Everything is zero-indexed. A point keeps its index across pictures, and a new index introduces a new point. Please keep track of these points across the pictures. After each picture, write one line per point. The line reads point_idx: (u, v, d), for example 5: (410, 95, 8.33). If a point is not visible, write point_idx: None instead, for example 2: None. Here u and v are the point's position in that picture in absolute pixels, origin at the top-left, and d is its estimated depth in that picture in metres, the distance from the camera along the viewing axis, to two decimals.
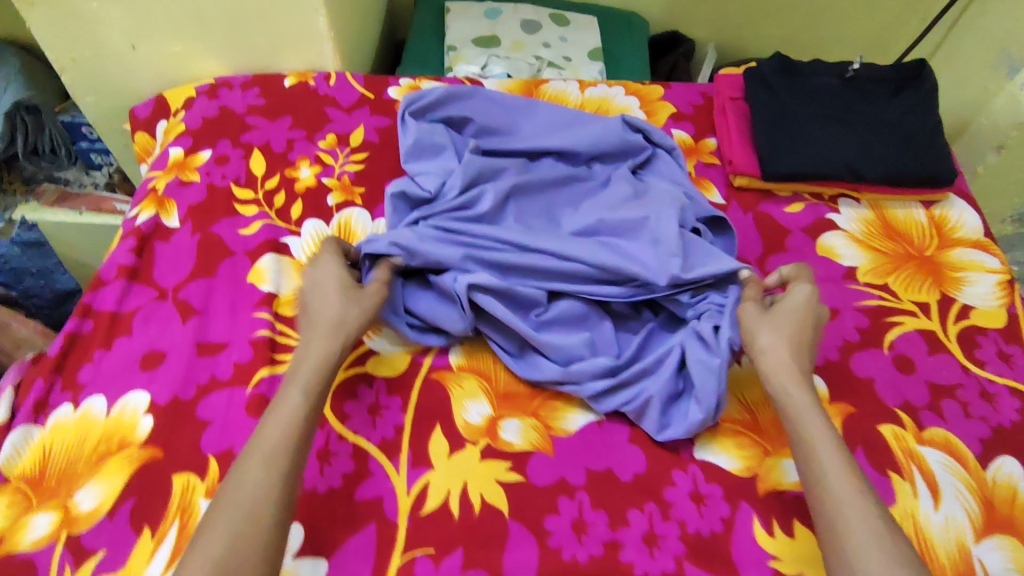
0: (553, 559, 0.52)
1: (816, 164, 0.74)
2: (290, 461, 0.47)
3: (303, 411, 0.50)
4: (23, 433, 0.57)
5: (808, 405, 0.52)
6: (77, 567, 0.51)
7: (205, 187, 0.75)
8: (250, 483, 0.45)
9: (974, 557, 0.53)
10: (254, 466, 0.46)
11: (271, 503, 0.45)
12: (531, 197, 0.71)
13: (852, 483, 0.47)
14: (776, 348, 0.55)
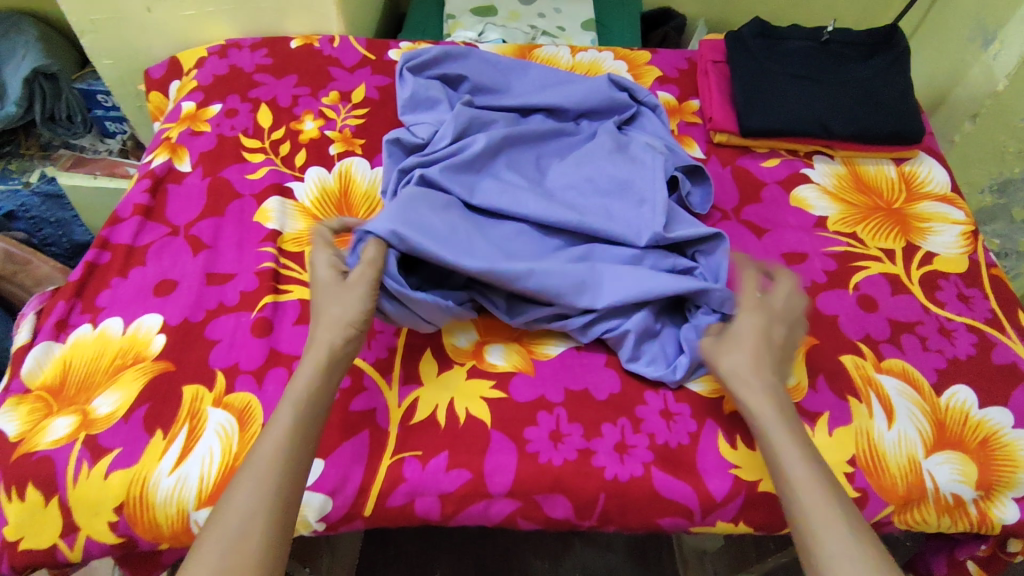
0: (530, 462, 0.56)
1: (789, 122, 0.79)
2: (282, 477, 0.46)
3: (296, 426, 0.48)
4: (45, 349, 0.62)
5: (777, 419, 0.50)
6: (95, 463, 0.55)
7: (215, 137, 0.80)
8: (243, 503, 0.44)
9: (924, 470, 0.58)
10: (245, 485, 0.45)
11: (265, 521, 0.44)
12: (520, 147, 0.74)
13: (820, 492, 0.46)
14: (745, 365, 0.53)
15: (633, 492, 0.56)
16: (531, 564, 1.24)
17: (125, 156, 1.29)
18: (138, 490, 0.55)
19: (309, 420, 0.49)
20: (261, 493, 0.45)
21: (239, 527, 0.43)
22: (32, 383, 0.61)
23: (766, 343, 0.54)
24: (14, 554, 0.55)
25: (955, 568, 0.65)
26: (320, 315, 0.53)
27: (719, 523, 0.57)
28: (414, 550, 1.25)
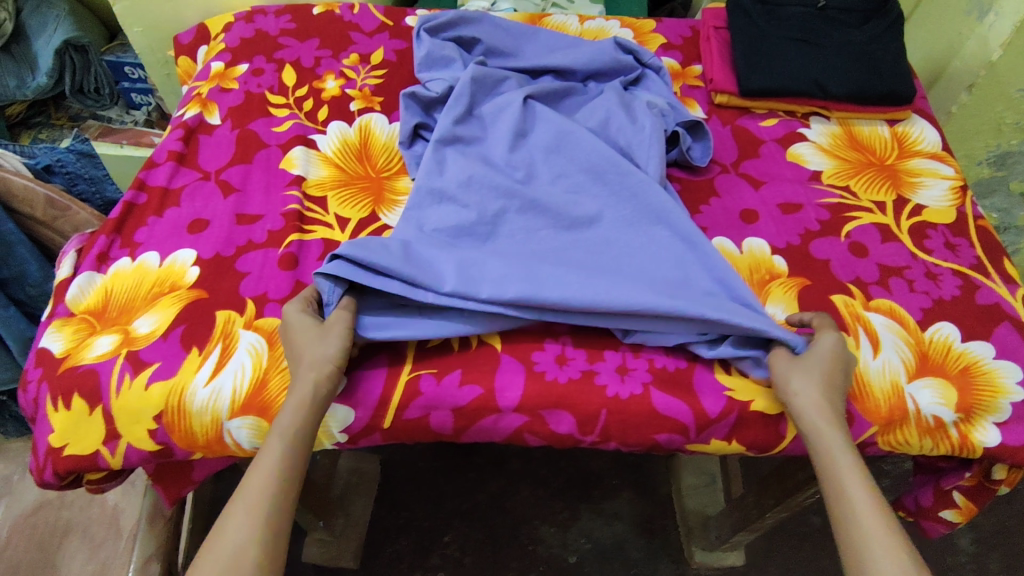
0: (537, 380, 0.60)
1: (786, 82, 0.83)
2: (275, 506, 0.49)
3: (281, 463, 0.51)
4: (88, 278, 0.67)
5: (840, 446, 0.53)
6: (136, 374, 0.60)
7: (243, 93, 0.84)
8: (233, 529, 0.47)
9: (906, 393, 0.61)
10: (235, 517, 0.48)
11: (257, 550, 0.47)
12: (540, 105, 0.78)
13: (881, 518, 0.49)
14: (809, 390, 0.55)
15: (632, 408, 0.60)
16: (538, 530, 1.28)
17: (151, 126, 1.34)
18: (175, 401, 0.59)
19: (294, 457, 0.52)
20: (251, 520, 0.48)
21: (229, 556, 0.46)
22: (76, 307, 0.66)
23: (841, 374, 0.57)
24: (58, 459, 0.60)
25: (941, 498, 0.68)
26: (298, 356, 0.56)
27: (712, 440, 0.61)
28: (425, 515, 1.29)
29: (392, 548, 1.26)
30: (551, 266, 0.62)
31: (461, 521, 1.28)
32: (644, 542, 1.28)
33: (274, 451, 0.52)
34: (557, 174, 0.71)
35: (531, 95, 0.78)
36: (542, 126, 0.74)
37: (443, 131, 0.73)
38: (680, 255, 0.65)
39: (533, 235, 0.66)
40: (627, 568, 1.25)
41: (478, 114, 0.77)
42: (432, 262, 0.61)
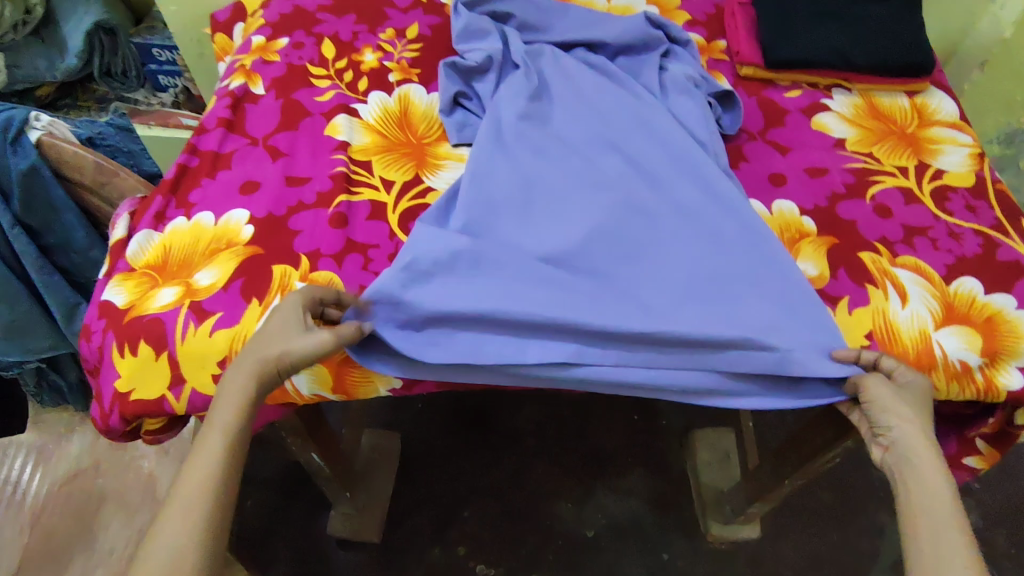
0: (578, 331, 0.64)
1: (811, 53, 0.86)
2: (211, 508, 0.50)
3: (222, 460, 0.52)
4: (146, 235, 0.70)
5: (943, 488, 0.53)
6: (200, 323, 0.62)
7: (285, 65, 0.87)
8: (171, 530, 0.49)
9: (935, 340, 0.64)
10: (173, 517, 0.49)
11: (196, 551, 0.48)
12: (583, 81, 0.81)
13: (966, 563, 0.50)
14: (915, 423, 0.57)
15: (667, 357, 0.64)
16: (555, 505, 1.31)
17: (178, 108, 1.37)
18: (239, 346, 0.62)
19: (234, 456, 0.53)
20: (188, 522, 0.49)
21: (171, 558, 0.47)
22: (136, 263, 0.68)
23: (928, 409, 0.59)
24: (125, 404, 0.62)
25: (964, 446, 0.71)
26: (247, 355, 0.57)
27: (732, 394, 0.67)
28: (444, 491, 1.32)
29: (412, 523, 1.28)
30: (621, 256, 0.68)
31: (479, 498, 1.31)
32: (658, 517, 1.31)
33: (218, 448, 0.53)
34: (618, 161, 0.74)
35: (601, 81, 0.81)
36: (611, 110, 0.78)
37: (513, 110, 0.77)
38: (753, 257, 0.67)
39: (601, 218, 0.69)
40: (643, 542, 1.28)
41: (547, 91, 0.81)
42: (507, 247, 0.67)
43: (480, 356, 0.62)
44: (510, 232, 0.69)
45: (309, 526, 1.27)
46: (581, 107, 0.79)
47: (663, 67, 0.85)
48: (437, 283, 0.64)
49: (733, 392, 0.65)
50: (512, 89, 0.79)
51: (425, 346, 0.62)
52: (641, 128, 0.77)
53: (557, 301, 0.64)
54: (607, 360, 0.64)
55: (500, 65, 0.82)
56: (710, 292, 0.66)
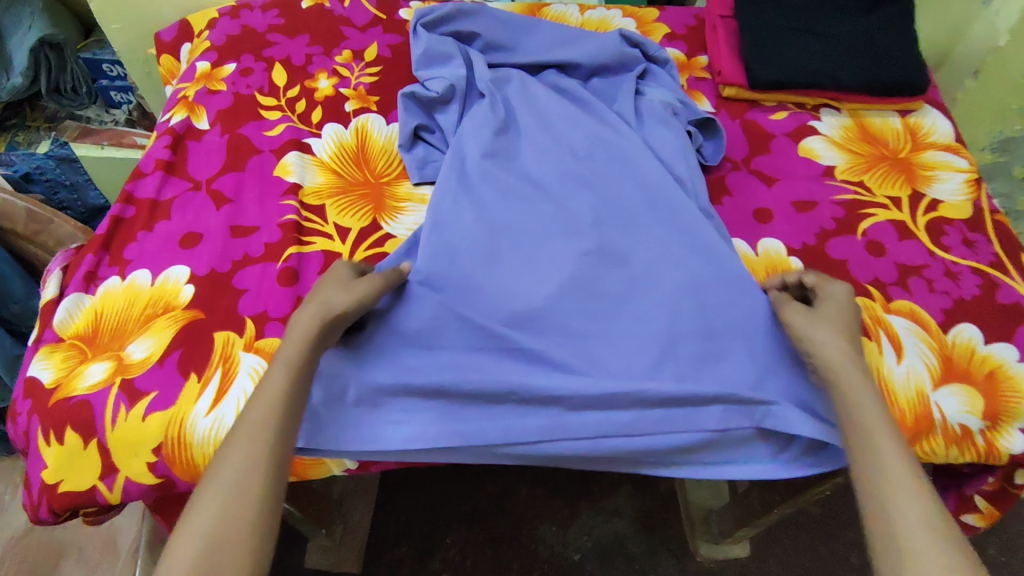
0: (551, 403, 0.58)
1: (797, 74, 0.80)
2: (276, 445, 0.46)
3: (286, 396, 0.49)
4: (75, 300, 0.64)
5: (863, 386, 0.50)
6: (131, 405, 0.57)
7: (231, 95, 0.80)
8: (237, 463, 0.45)
9: (933, 402, 0.60)
10: (237, 452, 0.45)
11: (260, 486, 0.45)
12: (553, 109, 0.75)
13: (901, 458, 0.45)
14: (830, 334, 0.54)
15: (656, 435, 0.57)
16: (539, 529, 1.25)
17: (132, 126, 1.28)
18: (175, 431, 0.57)
19: (298, 394, 0.50)
20: (253, 456, 0.45)
21: (235, 494, 0.44)
22: (64, 332, 0.62)
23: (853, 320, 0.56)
24: (54, 495, 0.57)
25: (963, 503, 0.67)
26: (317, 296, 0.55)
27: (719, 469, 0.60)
28: (424, 519, 1.26)
29: (392, 554, 1.22)
30: (592, 313, 0.62)
31: (461, 524, 1.26)
32: (644, 536, 1.25)
33: (282, 382, 0.49)
34: (591, 199, 0.69)
35: (574, 112, 0.75)
36: (584, 144, 0.73)
37: (478, 148, 0.71)
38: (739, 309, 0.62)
39: (573, 269, 0.64)
40: (630, 563, 1.22)
41: (516, 124, 0.75)
42: (470, 306, 0.62)
43: (447, 438, 0.57)
44: (473, 290, 0.63)
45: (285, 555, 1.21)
46: (552, 142, 0.73)
47: (640, 92, 0.79)
48: (405, 358, 0.60)
49: (725, 466, 0.60)
50: (476, 123, 0.73)
51: (384, 426, 0.58)
52: (616, 163, 0.71)
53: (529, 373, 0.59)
54: (584, 432, 0.57)
55: (463, 94, 0.76)
56: (691, 351, 0.60)
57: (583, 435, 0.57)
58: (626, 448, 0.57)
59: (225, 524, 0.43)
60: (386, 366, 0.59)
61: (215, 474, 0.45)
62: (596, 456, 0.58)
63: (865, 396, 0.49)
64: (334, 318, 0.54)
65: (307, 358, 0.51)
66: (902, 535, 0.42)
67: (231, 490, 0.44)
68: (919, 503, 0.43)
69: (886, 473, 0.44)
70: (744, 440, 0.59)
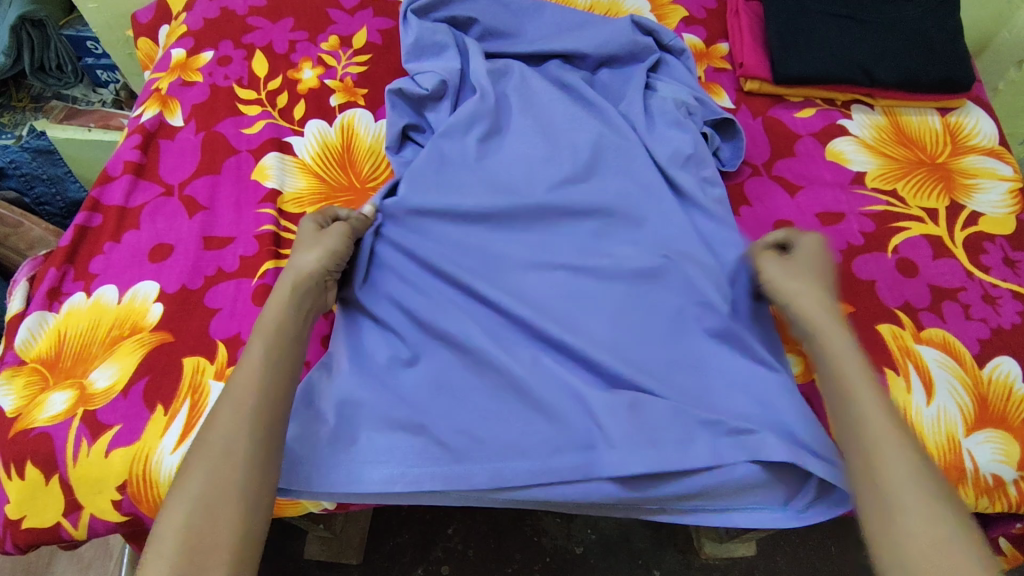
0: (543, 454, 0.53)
1: (827, 68, 0.73)
2: (261, 399, 0.47)
3: (267, 356, 0.49)
4: (38, 318, 0.60)
5: (850, 350, 0.49)
6: (95, 440, 0.53)
7: (208, 87, 0.74)
8: (223, 419, 0.45)
9: (964, 448, 0.55)
10: (224, 410, 0.46)
11: (248, 440, 0.45)
12: (551, 106, 0.69)
13: (893, 427, 0.45)
14: (807, 289, 0.54)
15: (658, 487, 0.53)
16: (543, 519, 1.03)
17: (120, 108, 1.16)
18: (140, 468, 0.53)
19: (281, 356, 0.50)
20: (241, 410, 0.46)
21: (223, 450, 0.44)
22: (26, 355, 0.58)
23: (829, 272, 0.57)
24: (17, 531, 0.53)
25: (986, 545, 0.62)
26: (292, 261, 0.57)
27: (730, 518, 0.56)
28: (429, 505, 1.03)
29: (393, 542, 1.00)
30: (590, 343, 0.57)
31: (464, 508, 1.02)
32: (651, 530, 1.03)
33: (264, 342, 0.50)
34: (593, 209, 0.63)
35: (577, 112, 0.68)
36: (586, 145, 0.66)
37: (468, 154, 0.65)
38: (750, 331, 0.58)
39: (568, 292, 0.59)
40: (632, 559, 1.00)
41: (511, 125, 0.68)
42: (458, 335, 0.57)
43: (427, 481, 0.51)
44: (453, 313, 0.58)
45: (282, 551, 0.99)
46: (551, 146, 0.66)
47: (651, 87, 0.72)
48: (387, 393, 0.55)
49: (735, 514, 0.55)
50: (470, 124, 0.66)
51: (362, 467, 0.52)
52: (620, 172, 0.65)
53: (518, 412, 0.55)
54: (575, 475, 0.52)
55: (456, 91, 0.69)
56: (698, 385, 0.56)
57: (573, 478, 0.52)
58: (621, 495, 0.53)
59: (220, 480, 0.43)
60: (360, 406, 0.55)
61: (204, 432, 0.45)
62: (589, 502, 0.53)
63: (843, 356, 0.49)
64: (306, 278, 0.55)
65: (284, 322, 0.52)
66: (895, 498, 0.43)
67: (222, 448, 0.44)
68: (907, 454, 0.44)
69: (872, 437, 0.45)
70: (755, 488, 0.54)
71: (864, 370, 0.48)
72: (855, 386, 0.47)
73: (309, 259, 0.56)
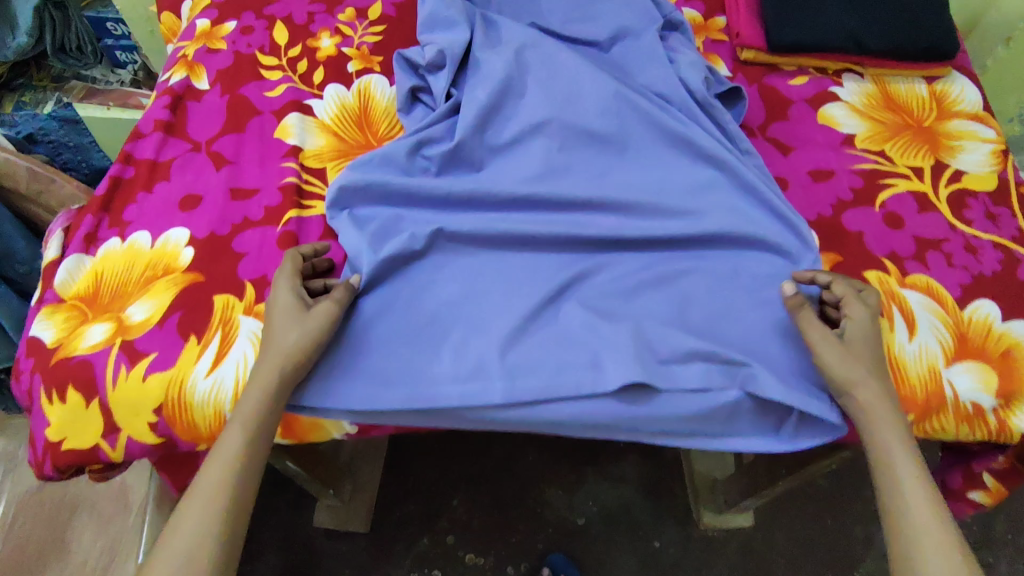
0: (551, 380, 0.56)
1: (819, 38, 0.77)
2: (231, 499, 0.50)
3: (243, 450, 0.51)
4: (76, 261, 0.64)
5: (898, 442, 0.52)
6: (132, 366, 0.57)
7: (232, 54, 0.78)
8: (190, 523, 0.49)
9: (944, 378, 0.59)
10: (192, 508, 0.49)
11: (213, 540, 0.49)
12: (565, 66, 0.71)
13: (937, 520, 0.49)
14: (868, 380, 0.53)
15: (660, 410, 0.57)
16: (546, 493, 1.06)
17: (138, 86, 1.22)
18: (175, 392, 0.56)
19: (256, 450, 0.52)
20: (208, 513, 0.49)
21: (186, 552, 0.48)
22: (65, 293, 0.62)
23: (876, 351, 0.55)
24: (57, 454, 0.57)
25: (970, 480, 0.66)
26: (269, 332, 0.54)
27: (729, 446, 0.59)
28: (433, 477, 1.07)
29: (400, 512, 1.04)
30: (599, 289, 0.61)
31: (469, 481, 1.07)
32: (651, 503, 1.06)
33: (239, 429, 0.52)
34: (593, 175, 0.68)
35: (602, 75, 0.70)
36: (597, 111, 0.69)
37: (480, 102, 0.68)
38: (747, 271, 0.63)
39: (542, 231, 0.62)
40: (633, 530, 1.04)
41: (523, 86, 0.71)
42: (486, 289, 0.61)
43: (441, 399, 0.56)
44: (486, 267, 0.62)
45: (292, 520, 1.03)
46: (571, 109, 0.69)
47: (670, 59, 0.75)
48: (400, 329, 0.59)
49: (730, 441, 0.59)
50: (475, 85, 0.70)
51: (379, 386, 0.57)
52: (635, 140, 0.69)
53: (538, 340, 0.58)
54: (582, 391, 0.56)
55: (456, 61, 0.71)
56: (699, 317, 0.60)
57: (581, 393, 0.56)
58: (627, 415, 0.57)
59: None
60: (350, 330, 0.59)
61: (173, 522, 0.49)
62: (598, 421, 0.57)
63: (893, 448, 0.52)
64: (279, 348, 0.53)
65: (267, 404, 0.53)
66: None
67: (184, 554, 0.48)
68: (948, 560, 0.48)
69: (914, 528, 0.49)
70: (752, 416, 0.58)
71: (907, 456, 0.52)
72: (896, 469, 0.51)
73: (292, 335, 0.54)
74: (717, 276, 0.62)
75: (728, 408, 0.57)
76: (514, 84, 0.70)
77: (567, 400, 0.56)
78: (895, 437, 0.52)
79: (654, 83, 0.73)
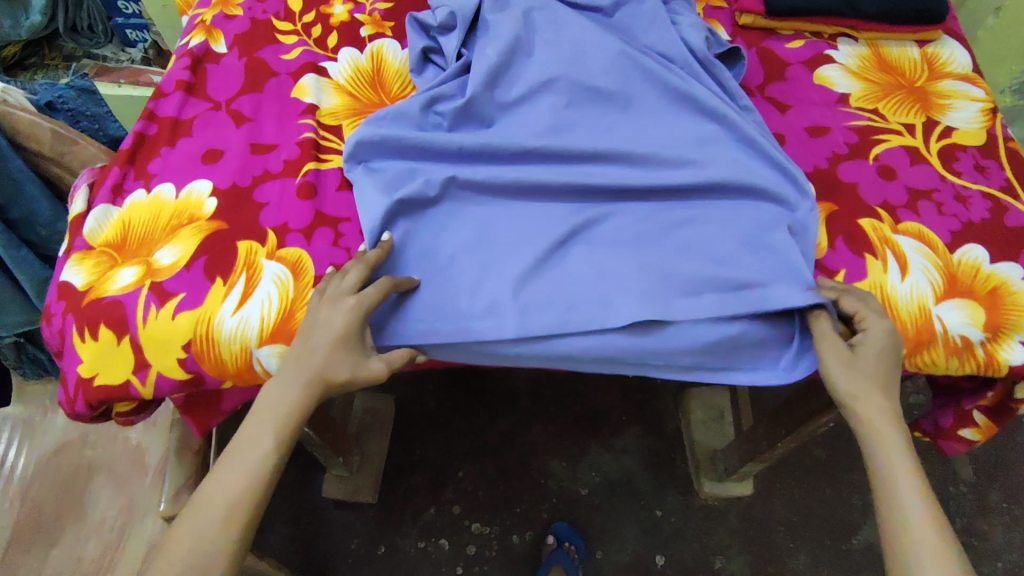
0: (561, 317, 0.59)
1: (815, 2, 0.80)
2: (252, 498, 0.51)
3: (270, 452, 0.53)
4: (103, 211, 0.66)
5: (898, 445, 0.54)
6: (162, 305, 0.59)
7: (248, 20, 0.81)
8: (210, 517, 0.50)
9: (935, 316, 0.62)
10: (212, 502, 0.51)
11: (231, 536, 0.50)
12: (571, 27, 0.74)
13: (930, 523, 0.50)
14: (871, 395, 0.55)
15: (666, 342, 0.61)
16: (549, 464, 1.10)
17: (148, 64, 1.21)
18: (203, 329, 0.59)
19: (282, 452, 0.53)
20: (230, 511, 0.50)
21: (203, 544, 0.49)
22: (94, 240, 0.64)
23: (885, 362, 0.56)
24: (90, 389, 0.60)
25: (961, 418, 0.69)
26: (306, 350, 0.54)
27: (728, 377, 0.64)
28: (439, 452, 1.10)
29: (405, 485, 1.08)
30: (607, 232, 0.64)
31: (474, 453, 1.10)
32: (652, 474, 1.10)
33: (268, 429, 0.53)
34: (599, 130, 0.70)
35: (606, 35, 0.73)
36: (602, 70, 0.71)
37: (490, 61, 0.71)
38: (748, 216, 0.65)
39: (551, 180, 0.65)
40: (635, 500, 1.08)
41: (531, 47, 0.74)
42: (498, 234, 0.64)
43: (457, 334, 0.60)
44: (497, 215, 0.65)
45: (302, 491, 1.07)
46: (577, 67, 0.71)
47: (673, 21, 0.78)
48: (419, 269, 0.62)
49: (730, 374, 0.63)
50: (486, 44, 0.73)
51: (400, 321, 0.60)
52: (639, 97, 0.72)
53: (551, 278, 0.61)
54: (591, 325, 0.59)
55: (466, 22, 0.74)
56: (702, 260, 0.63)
57: (589, 328, 0.59)
58: (634, 347, 0.60)
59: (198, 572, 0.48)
60: None
61: (192, 513, 0.51)
62: (605, 354, 0.61)
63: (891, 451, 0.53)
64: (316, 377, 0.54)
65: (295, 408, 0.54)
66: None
67: (200, 547, 0.49)
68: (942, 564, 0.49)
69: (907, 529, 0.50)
70: (753, 349, 0.62)
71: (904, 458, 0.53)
72: (893, 469, 0.53)
73: (325, 359, 0.54)
74: (721, 223, 0.65)
75: (732, 342, 0.61)
76: (522, 43, 0.73)
77: (576, 335, 0.60)
78: (895, 445, 0.54)
79: (656, 43, 0.76)
